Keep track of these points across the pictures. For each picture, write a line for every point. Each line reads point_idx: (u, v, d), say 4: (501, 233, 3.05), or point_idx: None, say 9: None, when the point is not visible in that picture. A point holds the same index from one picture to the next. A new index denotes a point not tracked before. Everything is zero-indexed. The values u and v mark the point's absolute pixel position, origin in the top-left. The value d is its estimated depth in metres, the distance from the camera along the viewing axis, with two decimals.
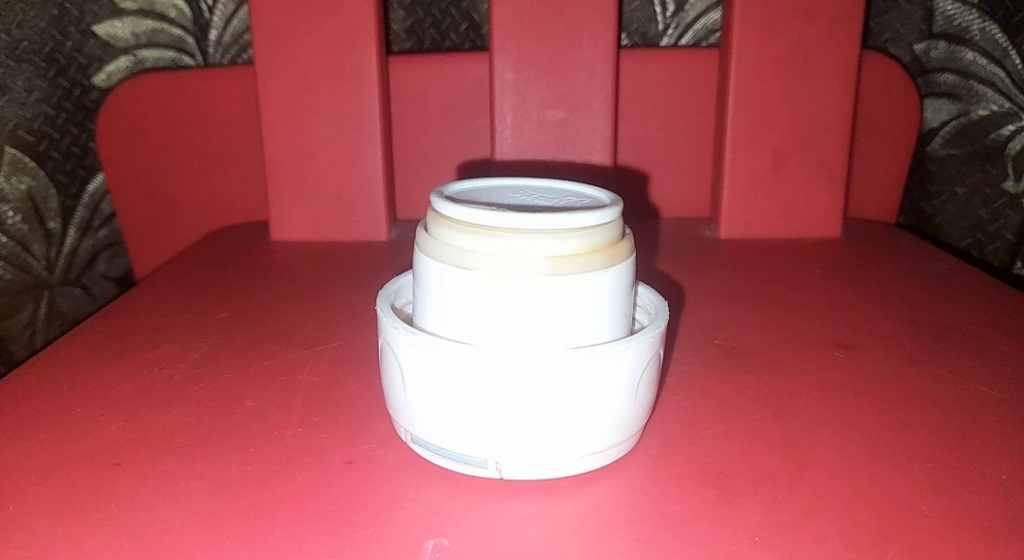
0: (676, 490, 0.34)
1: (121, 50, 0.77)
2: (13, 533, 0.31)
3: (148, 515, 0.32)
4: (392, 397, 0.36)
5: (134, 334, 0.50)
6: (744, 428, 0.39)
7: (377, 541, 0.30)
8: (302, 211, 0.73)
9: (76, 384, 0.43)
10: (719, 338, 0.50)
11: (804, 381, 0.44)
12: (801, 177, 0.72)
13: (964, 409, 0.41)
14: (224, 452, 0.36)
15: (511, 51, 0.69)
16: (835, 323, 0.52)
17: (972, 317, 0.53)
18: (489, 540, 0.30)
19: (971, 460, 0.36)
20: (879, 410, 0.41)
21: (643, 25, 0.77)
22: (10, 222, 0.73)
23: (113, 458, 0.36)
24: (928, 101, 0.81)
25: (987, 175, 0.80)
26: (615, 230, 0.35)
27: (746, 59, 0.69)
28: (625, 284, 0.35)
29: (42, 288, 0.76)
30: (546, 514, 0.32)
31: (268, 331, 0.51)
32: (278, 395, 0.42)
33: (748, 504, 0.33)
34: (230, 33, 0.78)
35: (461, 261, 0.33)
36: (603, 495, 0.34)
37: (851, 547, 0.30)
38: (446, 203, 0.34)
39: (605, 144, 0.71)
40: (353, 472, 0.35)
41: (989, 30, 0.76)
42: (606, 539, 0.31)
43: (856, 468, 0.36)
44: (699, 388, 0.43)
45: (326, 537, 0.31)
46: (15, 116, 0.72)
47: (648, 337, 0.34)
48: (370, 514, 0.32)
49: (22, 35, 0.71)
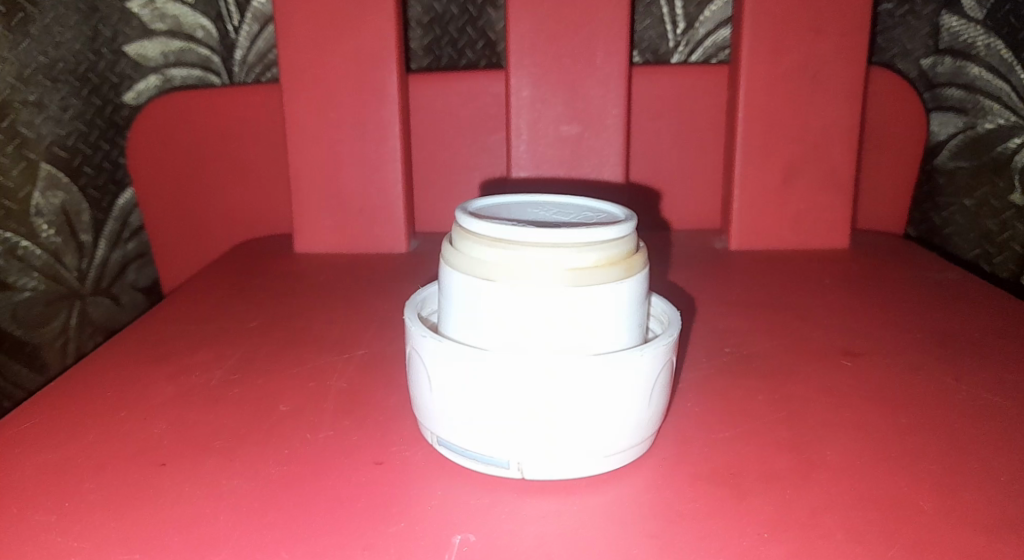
0: (690, 489, 0.36)
1: (150, 69, 0.80)
2: (71, 527, 0.33)
3: (194, 510, 0.34)
4: (418, 402, 0.39)
5: (171, 342, 0.52)
6: (752, 432, 0.41)
7: (409, 535, 0.32)
8: (325, 224, 0.75)
9: (120, 388, 0.46)
10: (730, 347, 0.52)
11: (811, 388, 0.46)
12: (811, 189, 0.74)
13: (968, 413, 0.43)
14: (262, 453, 0.39)
15: (528, 69, 0.71)
16: (842, 332, 0.54)
17: (975, 325, 0.55)
18: (512, 535, 0.32)
19: (974, 460, 0.38)
20: (884, 415, 0.42)
21: (654, 43, 0.79)
22: (45, 235, 0.76)
23: (158, 457, 0.38)
24: (935, 114, 0.82)
25: (994, 187, 0.82)
26: (630, 244, 0.37)
27: (755, 75, 0.71)
28: (639, 294, 0.37)
29: (74, 299, 0.79)
30: (566, 511, 0.34)
31: (299, 339, 0.53)
32: (310, 400, 0.44)
33: (759, 503, 0.35)
34: (255, 53, 0.81)
35: (484, 273, 0.36)
36: (620, 493, 0.36)
37: (857, 542, 0.32)
38: (470, 219, 0.36)
39: (619, 158, 0.73)
40: (382, 473, 0.37)
41: (994, 46, 0.78)
42: (623, 535, 0.33)
43: (862, 470, 0.37)
44: (711, 393, 0.45)
45: (361, 532, 0.33)
46: (51, 133, 0.74)
47: (661, 344, 0.36)
48: (399, 511, 0.34)
49: (59, 56, 0.73)
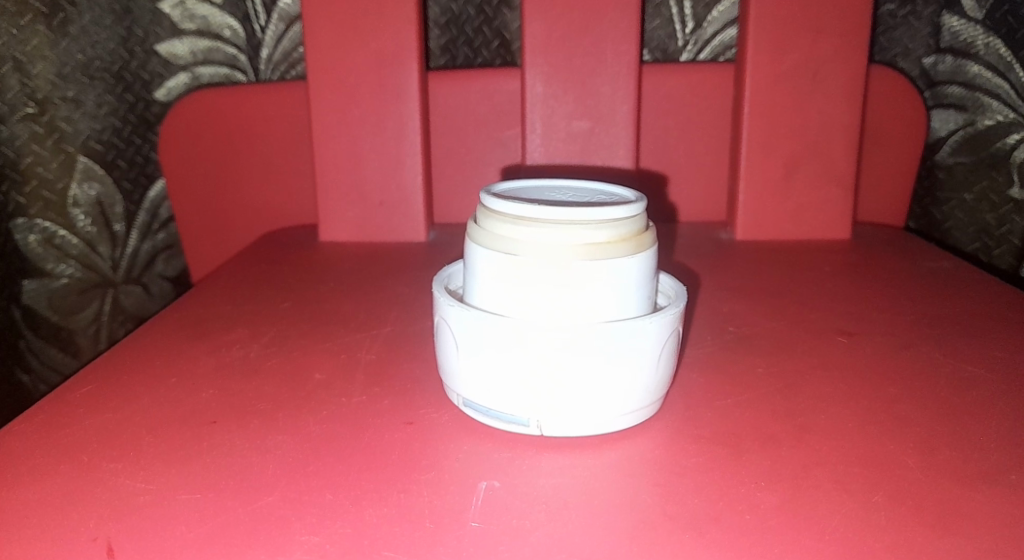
0: (693, 447, 0.39)
1: (180, 67, 0.83)
2: (136, 472, 0.37)
3: (244, 461, 0.38)
4: (445, 367, 0.42)
5: (209, 320, 0.56)
6: (752, 400, 0.44)
7: (439, 482, 0.36)
8: (347, 214, 0.78)
9: (166, 359, 0.49)
10: (734, 326, 0.55)
11: (809, 363, 0.49)
12: (812, 182, 0.77)
13: (953, 384, 0.46)
14: (301, 414, 0.42)
15: (542, 67, 0.75)
16: (839, 314, 0.57)
17: (965, 308, 0.58)
18: (532, 483, 0.36)
19: (956, 425, 0.41)
20: (875, 386, 0.45)
21: (663, 42, 0.83)
22: (80, 224, 0.82)
23: (208, 417, 0.42)
24: (935, 112, 0.85)
25: (993, 182, 0.84)
26: (640, 223, 0.40)
27: (759, 73, 0.74)
28: (649, 269, 0.40)
29: (107, 287, 0.85)
30: (581, 464, 0.38)
31: (328, 319, 0.56)
32: (341, 371, 0.48)
33: (756, 459, 0.38)
34: (281, 51, 0.84)
35: (506, 248, 0.39)
36: (630, 450, 0.39)
37: (841, 490, 0.35)
38: (494, 199, 0.40)
39: (628, 151, 0.77)
40: (412, 431, 0.40)
41: (993, 45, 0.81)
42: (632, 484, 0.36)
43: (852, 432, 0.40)
44: (715, 367, 0.48)
45: (396, 479, 0.36)
46: (88, 128, 0.80)
47: (669, 315, 0.40)
48: (430, 463, 0.37)
49: (94, 55, 0.78)
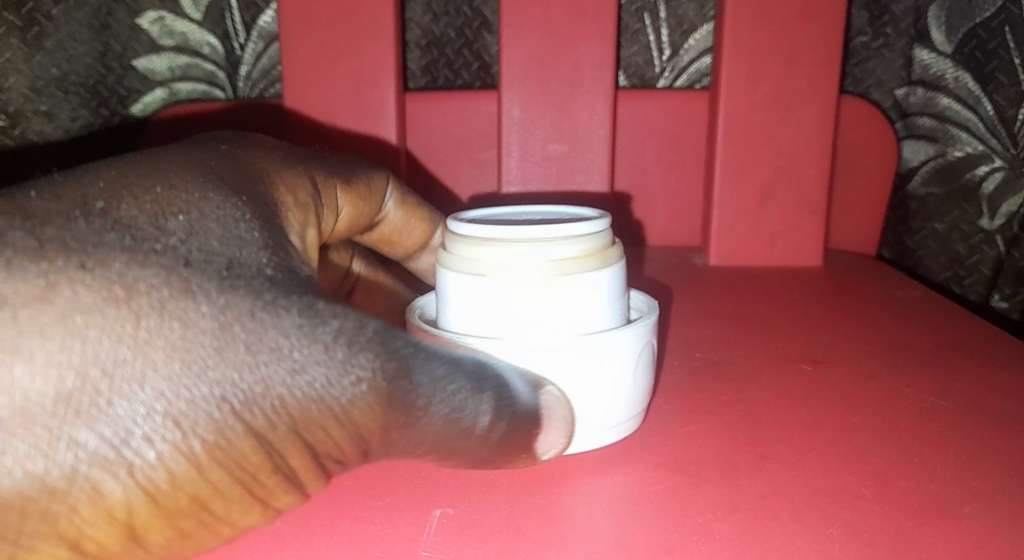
0: (652, 475, 0.39)
1: (157, 82, 0.80)
2: None
3: None
4: None
5: None
6: (716, 427, 0.44)
7: (392, 510, 0.35)
8: None
9: None
10: (701, 351, 0.55)
11: (775, 391, 0.49)
12: (784, 210, 0.78)
13: (915, 414, 0.46)
14: None
15: (518, 91, 0.75)
16: (810, 341, 0.57)
17: (931, 338, 0.58)
18: (486, 510, 0.35)
19: (914, 456, 0.41)
20: (837, 415, 0.46)
21: (641, 68, 0.83)
22: None
23: None
24: (908, 142, 0.85)
25: (963, 213, 0.84)
26: (604, 240, 0.41)
27: (733, 102, 0.75)
28: (615, 284, 0.41)
29: None
30: (538, 490, 0.37)
31: None
32: None
33: (715, 489, 0.38)
34: (259, 69, 0.84)
35: (473, 270, 0.40)
36: (588, 475, 0.39)
37: (798, 521, 0.35)
38: (461, 224, 0.41)
39: (604, 176, 0.77)
40: None
41: (962, 79, 0.81)
42: (588, 512, 0.36)
43: (810, 461, 0.40)
44: (681, 393, 0.48)
45: (349, 506, 0.36)
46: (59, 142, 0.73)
47: (634, 329, 0.40)
48: (385, 490, 0.37)
49: (70, 69, 0.72)
